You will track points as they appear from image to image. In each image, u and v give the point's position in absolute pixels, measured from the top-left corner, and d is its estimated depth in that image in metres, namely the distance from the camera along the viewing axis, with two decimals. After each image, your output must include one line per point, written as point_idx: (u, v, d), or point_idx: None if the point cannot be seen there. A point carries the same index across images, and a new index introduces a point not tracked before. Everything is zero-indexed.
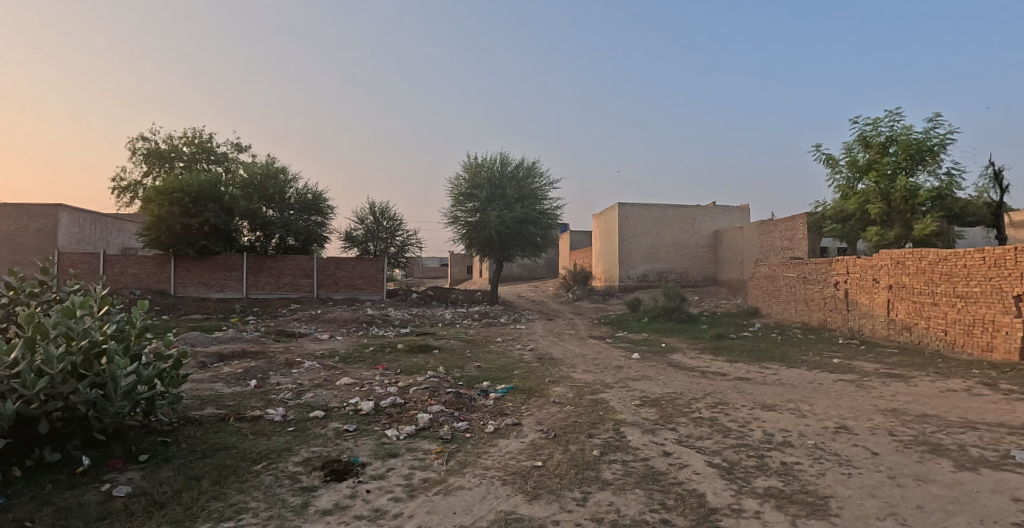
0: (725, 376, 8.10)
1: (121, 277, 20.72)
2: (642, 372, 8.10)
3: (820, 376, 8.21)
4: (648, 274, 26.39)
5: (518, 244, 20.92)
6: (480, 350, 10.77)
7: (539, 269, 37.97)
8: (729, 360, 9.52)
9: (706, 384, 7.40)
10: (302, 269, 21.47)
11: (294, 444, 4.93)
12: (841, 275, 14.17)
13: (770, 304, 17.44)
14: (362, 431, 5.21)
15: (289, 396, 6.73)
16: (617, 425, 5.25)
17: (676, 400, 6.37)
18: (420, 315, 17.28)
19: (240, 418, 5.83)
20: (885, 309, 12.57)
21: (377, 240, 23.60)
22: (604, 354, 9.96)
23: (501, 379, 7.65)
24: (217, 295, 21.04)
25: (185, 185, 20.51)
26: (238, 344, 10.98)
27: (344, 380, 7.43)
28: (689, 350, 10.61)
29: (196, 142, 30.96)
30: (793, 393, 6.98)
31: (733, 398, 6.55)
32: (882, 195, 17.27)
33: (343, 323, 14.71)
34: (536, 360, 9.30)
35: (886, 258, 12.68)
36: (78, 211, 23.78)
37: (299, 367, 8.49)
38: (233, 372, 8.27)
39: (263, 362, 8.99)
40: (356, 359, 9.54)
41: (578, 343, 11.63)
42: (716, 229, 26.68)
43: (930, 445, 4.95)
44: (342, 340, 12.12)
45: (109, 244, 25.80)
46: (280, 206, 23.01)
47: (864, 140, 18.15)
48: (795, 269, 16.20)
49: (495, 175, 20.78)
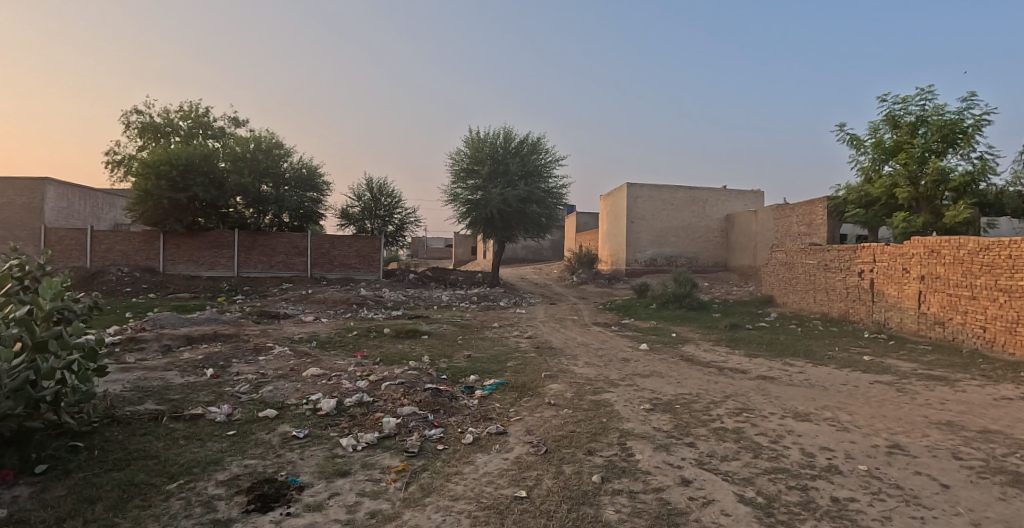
0: (746, 374, 7.17)
1: (109, 253, 19.96)
2: (652, 367, 7.19)
3: (853, 378, 7.28)
4: (657, 258, 25.37)
5: (520, 224, 19.93)
6: (474, 336, 9.88)
7: (544, 252, 36.93)
8: (747, 354, 8.58)
9: (725, 384, 6.48)
10: (295, 247, 20.58)
11: (227, 455, 4.13)
12: (867, 264, 13.14)
13: (786, 293, 16.42)
14: (313, 439, 4.36)
15: (244, 390, 5.88)
16: (624, 437, 4.34)
17: (693, 405, 5.44)
18: (415, 296, 16.40)
19: (176, 417, 5.01)
20: (916, 301, 11.55)
21: (375, 218, 22.60)
22: (610, 344, 9.02)
23: (492, 372, 6.75)
24: (207, 273, 20.22)
25: (174, 157, 19.56)
26: (212, 326, 10.12)
27: (312, 370, 6.54)
28: (702, 341, 9.70)
29: (192, 116, 29.97)
30: (826, 399, 6.06)
31: (759, 403, 5.62)
32: (910, 179, 16.13)
33: (332, 304, 13.83)
34: (533, 349, 8.39)
35: (919, 246, 11.64)
36: (67, 185, 22.96)
37: (268, 354, 7.60)
38: (193, 359, 7.41)
39: (230, 347, 8.13)
40: (335, 345, 8.65)
41: (580, 330, 10.71)
42: (728, 213, 25.56)
43: (1010, 475, 4.02)
44: (326, 323, 11.24)
45: (100, 220, 25.02)
46: (275, 180, 21.57)
47: (892, 120, 17.02)
48: (815, 255, 15.13)
49: (498, 150, 19.69)
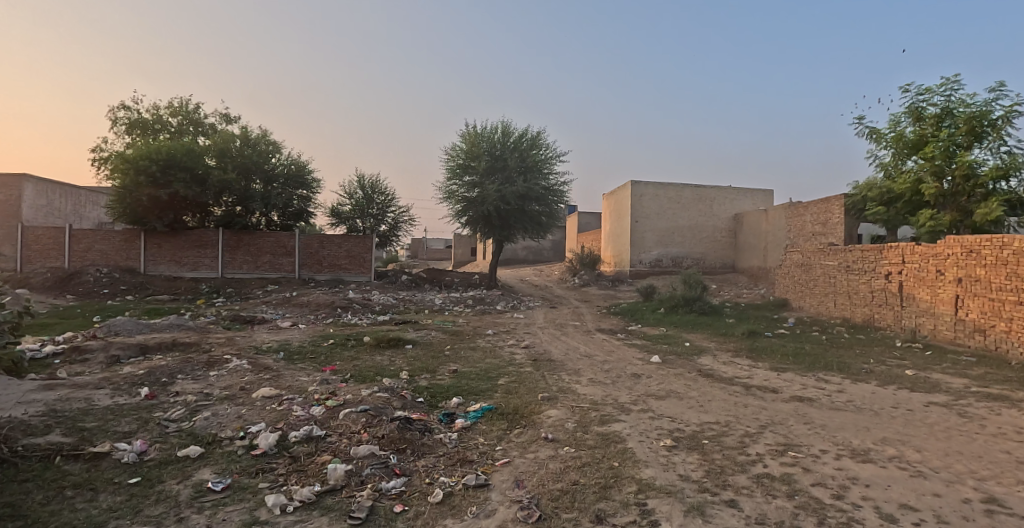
0: (778, 394, 6.10)
1: (88, 253, 18.96)
2: (668, 386, 6.16)
3: (902, 399, 6.26)
4: (661, 259, 24.34)
5: (519, 223, 18.91)
6: (464, 344, 8.86)
7: (545, 252, 35.93)
8: (774, 368, 7.56)
9: (756, 408, 5.43)
10: (282, 246, 19.56)
11: (116, 517, 3.12)
12: (895, 265, 12.08)
13: (802, 296, 15.37)
14: (235, 492, 3.35)
15: (175, 418, 4.87)
16: (642, 493, 3.32)
17: (723, 440, 4.40)
18: (406, 299, 15.36)
19: (76, 457, 4.01)
20: (953, 306, 10.49)
21: (367, 217, 21.56)
22: (617, 356, 7.99)
23: (480, 392, 5.71)
24: (190, 274, 19.22)
25: (154, 153, 18.28)
26: (174, 333, 9.07)
27: (264, 390, 5.51)
28: (720, 352, 8.66)
29: (182, 112, 28.91)
30: (883, 430, 5.01)
31: (806, 439, 4.58)
32: (936, 174, 15.05)
33: (315, 308, 12.78)
34: (530, 362, 7.32)
35: (955, 246, 10.59)
36: (47, 182, 21.92)
37: (222, 368, 6.57)
38: (133, 374, 6.38)
39: (182, 358, 7.07)
40: (304, 356, 7.60)
41: (582, 338, 9.64)
42: (737, 212, 24.48)
43: None
44: (303, 329, 10.19)
45: (82, 218, 23.99)
46: (265, 177, 20.49)
47: (915, 112, 15.98)
48: (835, 256, 14.07)
49: (496, 145, 18.66)
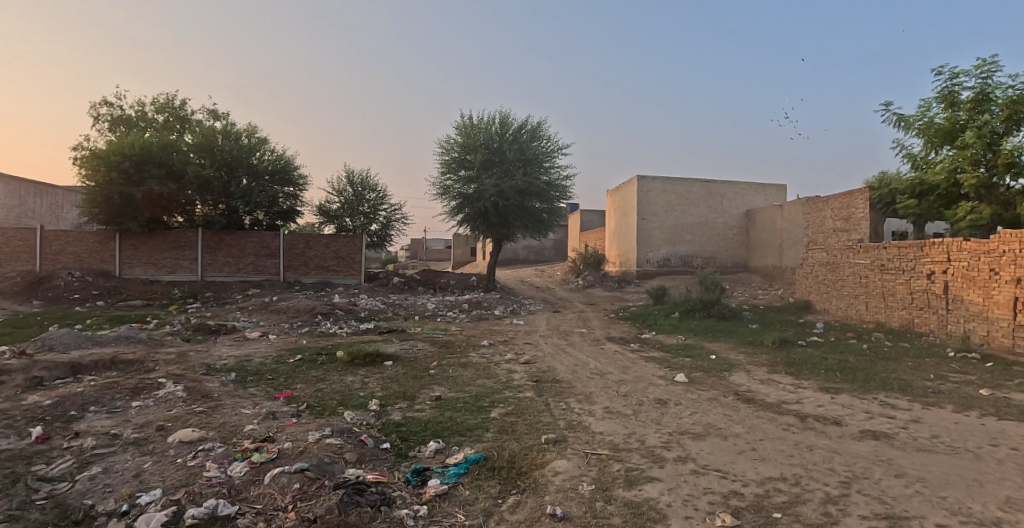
0: (843, 429, 4.84)
1: (59, 255, 17.67)
2: (704, 417, 4.90)
3: (998, 433, 4.99)
4: (670, 258, 23.07)
5: (519, 220, 17.66)
6: (454, 360, 7.59)
7: (546, 252, 34.69)
8: (823, 389, 6.30)
9: (826, 454, 4.16)
10: (265, 247, 18.29)
11: None
12: (939, 263, 10.81)
13: (828, 297, 14.10)
14: None
15: (50, 479, 3.62)
16: None
17: (803, 513, 3.15)
18: (397, 304, 14.07)
19: None
20: (1011, 310, 9.21)
21: (356, 215, 20.35)
22: (636, 373, 6.74)
23: (466, 429, 4.43)
24: (168, 278, 17.93)
25: (128, 146, 16.92)
26: (119, 348, 7.75)
27: (185, 432, 4.25)
28: (752, 366, 7.42)
29: (168, 107, 27.25)
30: (1002, 487, 3.75)
31: (913, 510, 3.32)
32: (975, 163, 13.47)
33: (293, 315, 11.48)
34: (531, 384, 6.03)
35: (1011, 241, 9.32)
36: (18, 180, 20.55)
37: (149, 396, 5.29)
38: (35, 405, 5.08)
39: (107, 383, 5.77)
40: (260, 377, 6.31)
41: (591, 351, 8.35)
42: (749, 208, 23.19)
43: None
44: (273, 341, 8.91)
45: (58, 218, 22.61)
46: (250, 172, 19.15)
47: (948, 98, 14.66)
48: (866, 253, 12.81)
49: (493, 136, 17.38)
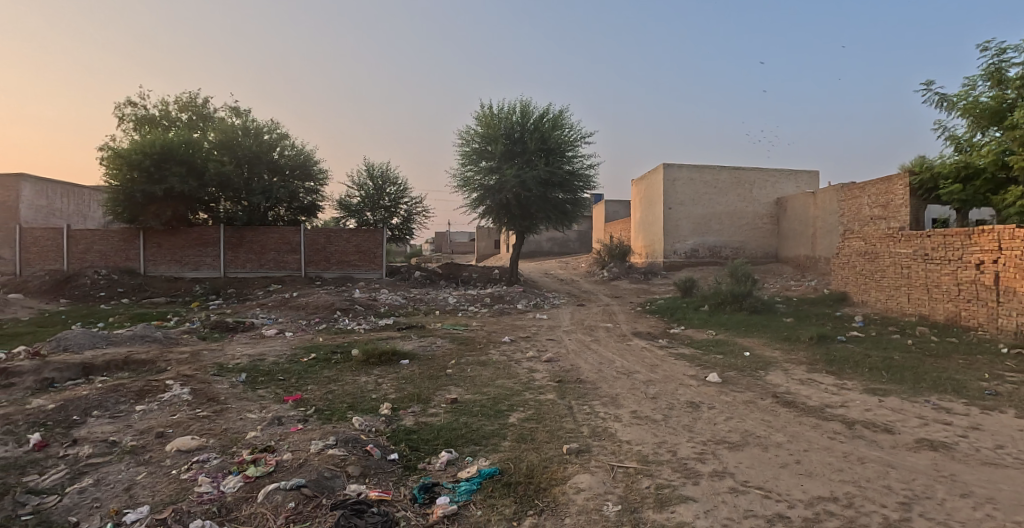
0: (895, 437, 4.38)
1: (86, 254, 17.97)
2: (742, 424, 4.49)
3: None
4: (698, 249, 22.39)
5: (542, 211, 17.27)
6: (472, 358, 7.29)
7: (571, 244, 34.26)
8: (870, 390, 5.80)
9: (881, 468, 3.71)
10: (287, 243, 18.27)
11: None
12: (989, 252, 10.07)
13: (866, 289, 13.40)
14: None
15: (40, 491, 3.44)
16: None
17: None
18: (417, 298, 13.85)
19: None
20: None
21: (377, 209, 20.20)
22: (666, 373, 6.34)
23: (482, 438, 4.10)
24: (192, 274, 18.10)
25: (148, 145, 16.99)
26: (132, 348, 7.68)
27: (180, 440, 4.03)
28: (789, 364, 6.95)
29: (191, 106, 27.49)
30: None
31: None
32: None
33: (312, 310, 11.33)
34: (553, 386, 5.69)
35: None
36: (47, 181, 20.92)
37: (152, 402, 5.12)
38: (40, 407, 4.95)
39: (112, 385, 5.61)
40: (271, 378, 6.10)
41: (617, 348, 7.95)
42: (780, 196, 22.34)
43: None
44: (289, 339, 8.75)
45: (86, 217, 23.03)
46: (270, 168, 19.10)
47: (995, 76, 13.20)
48: (909, 242, 12.07)
49: (514, 126, 16.97)
